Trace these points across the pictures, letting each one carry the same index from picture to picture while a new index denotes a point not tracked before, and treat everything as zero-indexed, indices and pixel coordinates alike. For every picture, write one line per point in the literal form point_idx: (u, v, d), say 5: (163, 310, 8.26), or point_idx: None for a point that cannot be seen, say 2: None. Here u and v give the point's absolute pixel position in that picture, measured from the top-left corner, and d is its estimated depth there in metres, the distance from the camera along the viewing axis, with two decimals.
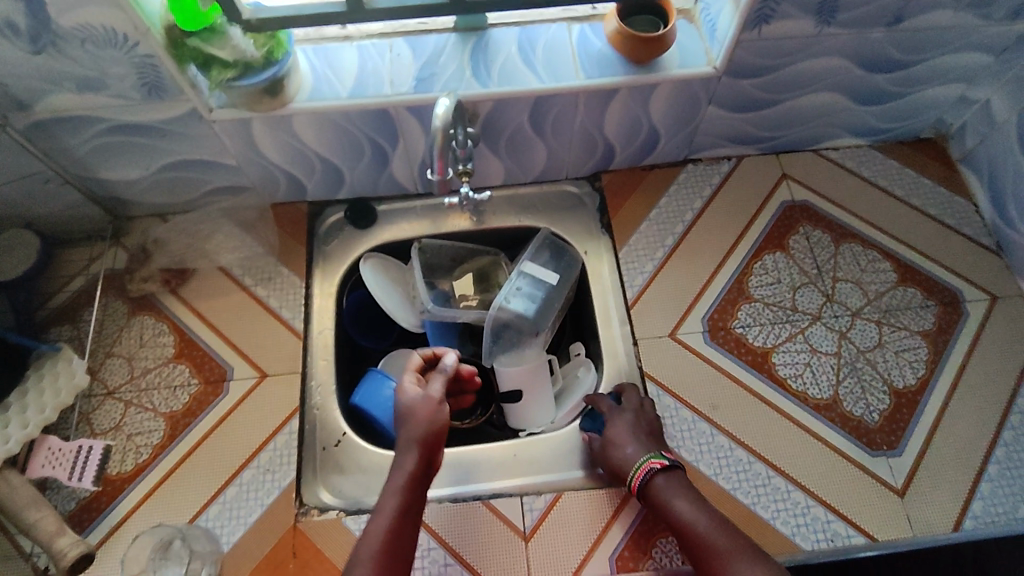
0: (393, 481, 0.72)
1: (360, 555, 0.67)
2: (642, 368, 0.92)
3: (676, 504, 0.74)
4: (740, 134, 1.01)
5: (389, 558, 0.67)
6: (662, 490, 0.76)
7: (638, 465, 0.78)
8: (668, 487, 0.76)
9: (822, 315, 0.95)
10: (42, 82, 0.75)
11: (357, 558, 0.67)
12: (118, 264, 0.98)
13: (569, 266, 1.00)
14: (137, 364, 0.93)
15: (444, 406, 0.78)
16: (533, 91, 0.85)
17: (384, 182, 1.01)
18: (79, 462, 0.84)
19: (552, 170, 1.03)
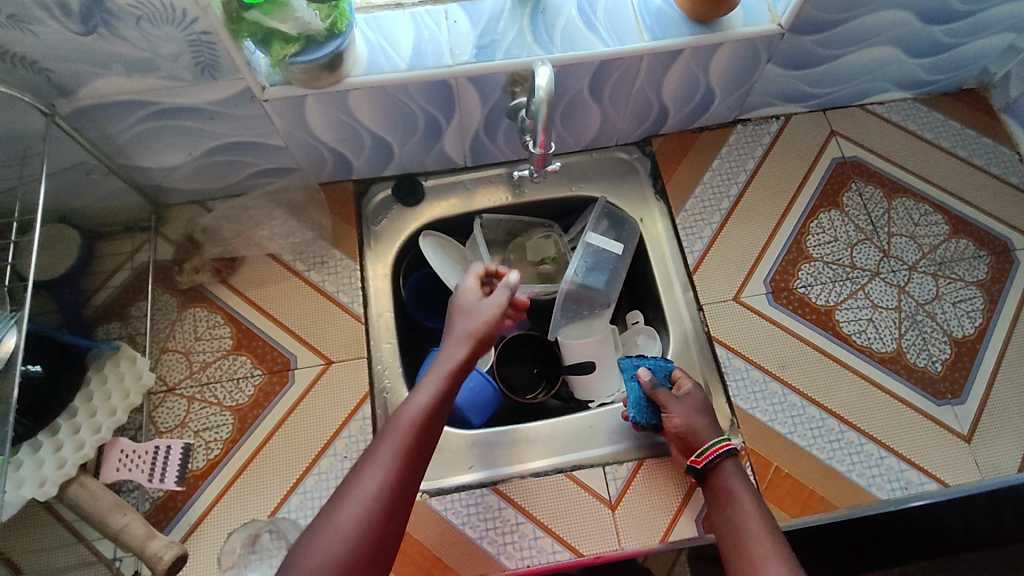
0: (440, 364, 0.71)
1: (395, 423, 0.66)
2: (709, 332, 0.92)
3: (736, 485, 0.75)
4: (791, 92, 1.00)
5: (422, 434, 0.65)
6: (727, 471, 0.77)
7: (714, 441, 0.78)
8: (734, 472, 0.76)
9: (881, 271, 0.95)
10: (90, 66, 0.70)
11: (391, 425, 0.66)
12: (164, 256, 0.94)
13: (629, 237, 0.99)
14: (195, 358, 0.90)
15: (502, 318, 0.76)
16: (597, 56, 0.83)
17: (433, 157, 0.98)
18: (158, 461, 0.83)
19: (603, 136, 1.02)
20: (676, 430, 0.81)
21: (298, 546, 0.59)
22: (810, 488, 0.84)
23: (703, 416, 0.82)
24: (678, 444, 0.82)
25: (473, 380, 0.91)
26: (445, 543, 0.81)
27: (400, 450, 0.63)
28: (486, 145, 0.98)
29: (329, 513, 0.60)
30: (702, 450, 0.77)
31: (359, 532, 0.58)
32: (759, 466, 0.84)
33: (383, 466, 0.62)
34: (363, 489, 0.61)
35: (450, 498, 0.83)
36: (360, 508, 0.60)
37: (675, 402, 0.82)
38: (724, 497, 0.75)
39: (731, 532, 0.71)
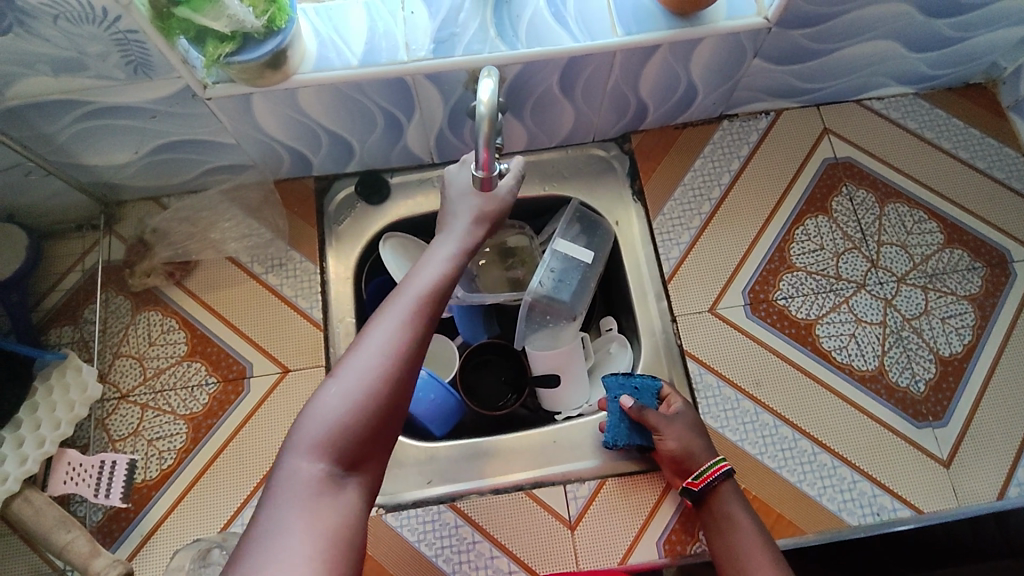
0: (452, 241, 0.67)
1: (410, 288, 0.61)
2: (681, 346, 0.88)
3: (734, 509, 0.75)
4: (780, 87, 0.94)
5: (437, 305, 0.61)
6: (727, 494, 0.76)
7: (715, 464, 0.76)
8: (731, 492, 0.76)
9: (867, 283, 0.90)
10: (13, 66, 0.65)
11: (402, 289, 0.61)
12: (116, 256, 0.91)
13: (601, 243, 0.95)
14: (148, 364, 0.87)
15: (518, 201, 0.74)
16: (566, 52, 0.77)
17: (397, 154, 0.94)
18: (105, 475, 0.80)
19: (578, 133, 0.96)
20: (669, 453, 0.79)
21: (307, 412, 0.54)
22: (778, 513, 0.80)
23: (697, 436, 0.79)
24: (670, 466, 0.80)
25: (434, 392, 0.87)
26: (399, 560, 0.79)
27: (416, 317, 0.58)
28: (452, 142, 0.93)
29: (340, 376, 0.54)
30: (700, 471, 0.76)
31: (375, 396, 0.54)
32: None
33: (400, 330, 0.57)
34: (377, 350, 0.55)
35: (406, 514, 0.81)
36: (377, 373, 0.54)
37: (665, 422, 0.79)
38: (721, 521, 0.74)
39: (729, 558, 0.72)
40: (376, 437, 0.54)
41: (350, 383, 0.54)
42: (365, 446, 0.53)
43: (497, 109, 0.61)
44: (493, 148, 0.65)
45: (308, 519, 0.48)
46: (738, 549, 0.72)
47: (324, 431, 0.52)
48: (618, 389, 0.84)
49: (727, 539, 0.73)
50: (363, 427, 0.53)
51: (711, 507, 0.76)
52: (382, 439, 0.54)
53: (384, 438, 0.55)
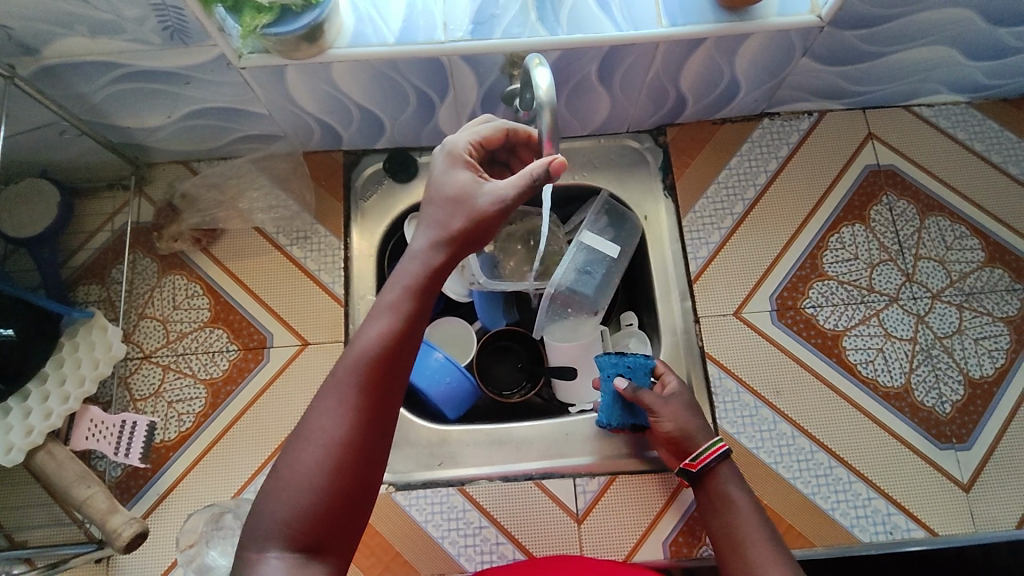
0: (403, 276, 0.59)
1: (354, 353, 0.55)
2: (702, 347, 0.87)
3: (733, 492, 0.72)
4: (827, 88, 0.90)
5: (384, 366, 0.55)
6: (726, 477, 0.73)
7: (712, 445, 0.73)
8: (729, 474, 0.73)
9: (900, 297, 0.88)
10: (51, 25, 0.65)
11: (346, 358, 0.55)
12: (145, 218, 0.92)
13: (629, 237, 0.92)
14: (172, 327, 0.88)
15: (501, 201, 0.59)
16: (607, 41, 0.75)
17: (427, 133, 0.92)
18: (125, 434, 0.82)
19: (613, 122, 0.94)
20: (665, 433, 0.76)
21: (258, 504, 0.52)
22: (788, 524, 0.79)
23: (693, 415, 0.77)
24: (667, 446, 0.77)
25: (450, 376, 0.87)
26: (405, 538, 0.80)
27: (362, 390, 0.54)
28: None
29: (291, 465, 0.52)
30: (697, 454, 0.73)
31: (324, 486, 0.51)
32: None
33: (344, 411, 0.53)
34: (325, 435, 0.52)
35: (414, 495, 0.82)
36: (326, 456, 0.52)
37: (662, 403, 0.77)
38: (721, 505, 0.71)
39: (729, 539, 0.69)
40: (333, 522, 0.51)
41: (299, 476, 0.51)
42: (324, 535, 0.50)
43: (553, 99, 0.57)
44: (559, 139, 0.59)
45: None
46: (737, 531, 0.69)
47: (279, 524, 0.50)
48: (610, 368, 0.80)
49: (726, 520, 0.70)
50: (314, 519, 0.50)
51: (709, 489, 0.73)
52: (339, 523, 0.51)
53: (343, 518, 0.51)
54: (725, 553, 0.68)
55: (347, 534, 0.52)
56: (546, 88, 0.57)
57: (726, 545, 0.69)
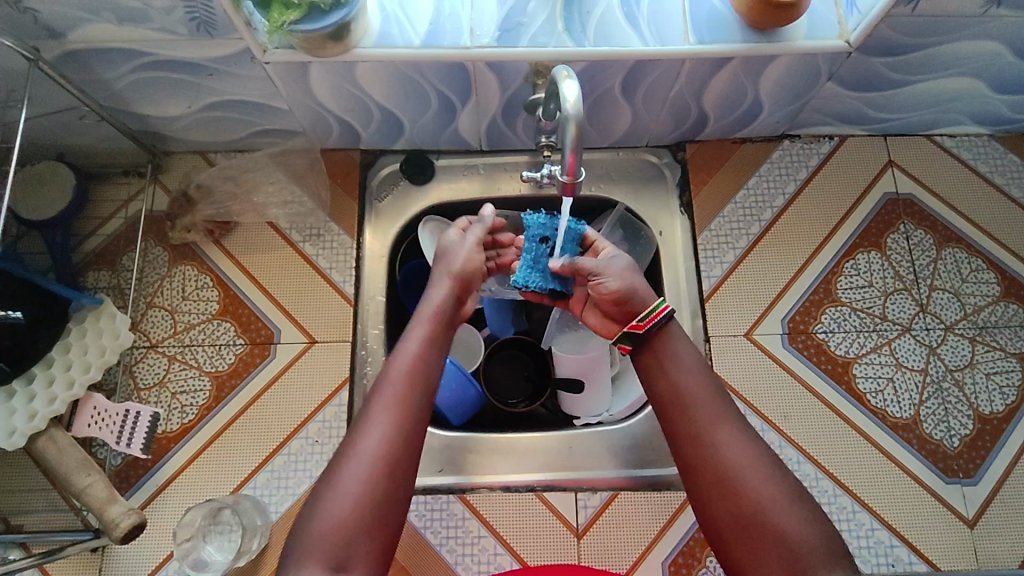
0: (425, 308, 0.70)
1: (391, 374, 0.63)
2: (711, 367, 0.86)
3: (680, 353, 0.67)
4: (850, 114, 0.90)
5: (416, 380, 0.63)
6: (672, 339, 0.68)
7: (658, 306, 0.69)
8: (676, 335, 0.69)
9: (913, 327, 0.87)
10: (78, 10, 0.65)
11: (383, 380, 0.63)
12: (158, 207, 0.91)
13: (642, 252, 0.93)
14: (179, 318, 0.87)
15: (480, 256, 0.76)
16: (633, 55, 0.74)
17: (446, 136, 0.92)
18: (127, 425, 0.80)
19: (633, 136, 0.93)
20: (609, 295, 0.72)
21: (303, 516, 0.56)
22: None
23: (637, 276, 0.73)
24: (614, 312, 0.73)
25: (456, 382, 0.86)
26: (403, 543, 0.80)
27: (397, 403, 0.61)
28: (504, 131, 0.91)
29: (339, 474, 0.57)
30: (645, 313, 0.69)
31: (365, 493, 0.56)
32: None
33: (384, 423, 0.59)
34: (369, 445, 0.58)
35: (415, 500, 0.81)
36: (367, 466, 0.57)
37: (604, 264, 0.74)
38: (666, 364, 0.67)
39: (674, 395, 0.65)
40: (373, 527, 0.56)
41: (343, 484, 0.56)
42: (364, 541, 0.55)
43: (582, 112, 0.55)
44: (582, 151, 0.57)
45: None
46: (681, 386, 0.65)
47: (322, 533, 0.54)
48: (537, 228, 0.80)
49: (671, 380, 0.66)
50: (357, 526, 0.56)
51: (658, 348, 0.68)
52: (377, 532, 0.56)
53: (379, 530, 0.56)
54: (673, 412, 0.64)
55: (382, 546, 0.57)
56: (574, 100, 0.55)
57: (668, 402, 0.65)
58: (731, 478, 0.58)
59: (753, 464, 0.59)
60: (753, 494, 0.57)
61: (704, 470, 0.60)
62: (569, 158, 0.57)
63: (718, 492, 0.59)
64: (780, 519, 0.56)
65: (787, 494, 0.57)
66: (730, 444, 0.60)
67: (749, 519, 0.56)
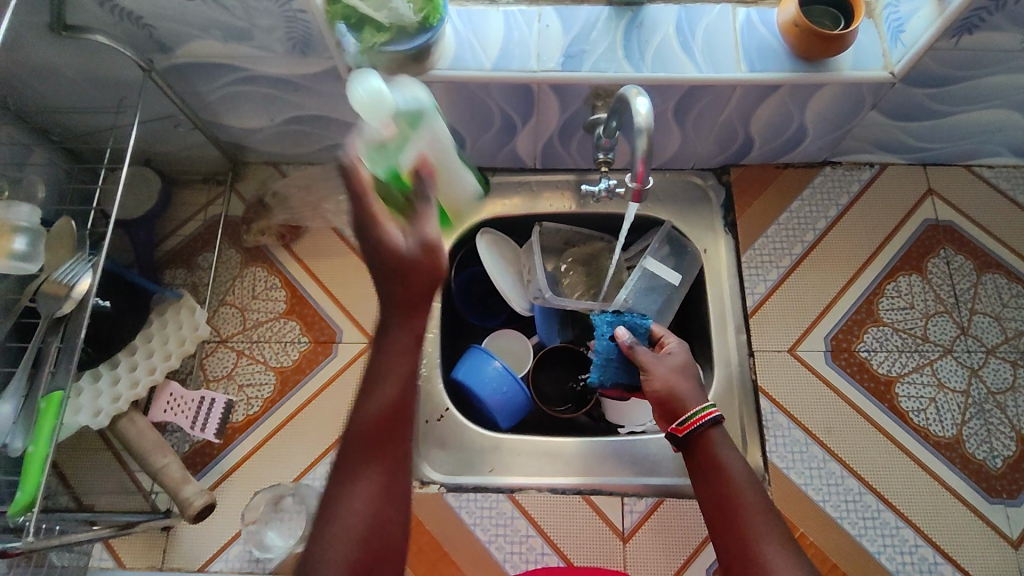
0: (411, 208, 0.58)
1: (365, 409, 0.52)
2: (755, 380, 0.89)
3: (728, 455, 0.67)
4: (891, 143, 0.94)
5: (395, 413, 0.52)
6: (719, 440, 0.69)
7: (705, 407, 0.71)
8: (723, 440, 0.69)
9: (954, 348, 0.89)
10: (189, 28, 0.72)
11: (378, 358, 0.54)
12: (234, 212, 0.98)
13: (688, 266, 0.96)
14: (249, 315, 0.93)
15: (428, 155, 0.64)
16: (688, 80, 0.80)
17: (503, 155, 0.98)
18: (201, 411, 0.87)
19: (681, 158, 0.98)
20: (653, 394, 0.75)
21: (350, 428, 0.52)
22: (832, 564, 0.80)
23: (684, 378, 0.76)
24: (658, 412, 0.75)
25: (507, 386, 0.90)
26: (453, 538, 0.82)
27: (405, 318, 0.55)
28: (558, 151, 0.96)
29: (351, 480, 0.50)
30: (684, 418, 0.70)
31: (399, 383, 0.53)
32: None
33: (389, 384, 0.53)
34: (370, 407, 0.52)
35: (466, 497, 0.84)
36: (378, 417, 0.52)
37: (655, 364, 0.78)
38: (717, 470, 0.66)
39: (720, 507, 0.64)
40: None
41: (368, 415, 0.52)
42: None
43: (653, 125, 0.60)
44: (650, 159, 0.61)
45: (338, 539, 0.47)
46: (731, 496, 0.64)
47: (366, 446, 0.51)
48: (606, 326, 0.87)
49: (719, 488, 0.65)
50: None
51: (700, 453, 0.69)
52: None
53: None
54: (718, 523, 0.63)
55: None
56: (644, 114, 0.60)
57: (716, 509, 0.64)
58: None
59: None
60: None
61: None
62: (638, 167, 0.62)
63: None
64: None
65: None
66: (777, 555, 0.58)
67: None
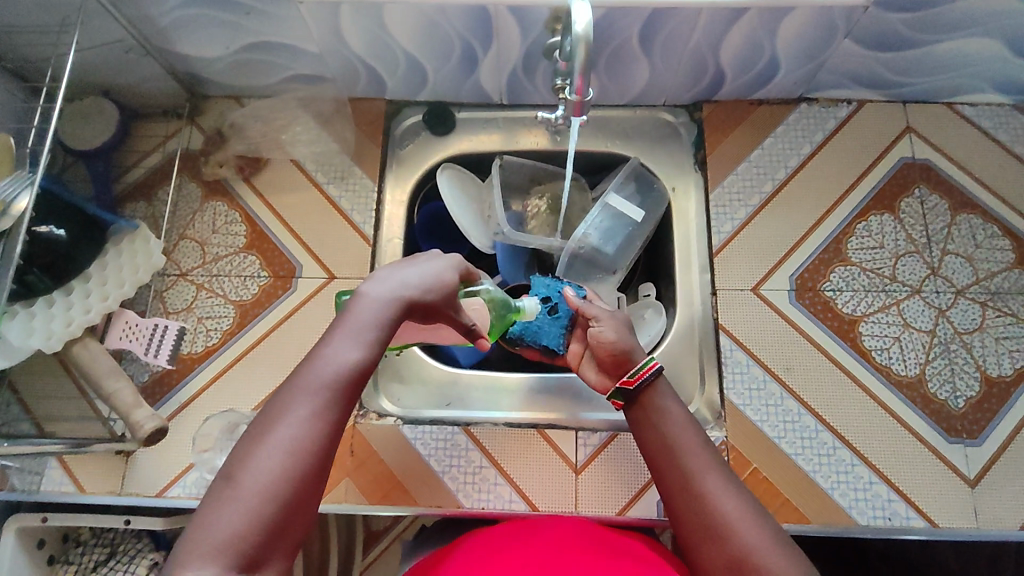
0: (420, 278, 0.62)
1: (325, 368, 0.54)
2: (716, 319, 0.88)
3: (668, 403, 0.70)
4: (868, 77, 0.91)
5: (351, 393, 0.54)
6: (660, 390, 0.72)
7: (647, 362, 0.72)
8: (663, 389, 0.72)
9: (923, 289, 0.87)
10: None
11: (319, 369, 0.54)
12: (194, 145, 0.97)
13: (655, 204, 0.94)
14: (209, 249, 0.92)
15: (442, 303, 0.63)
16: (650, 1, 0.76)
17: (468, 88, 0.96)
18: (155, 336, 0.86)
19: (650, 93, 0.95)
20: (606, 346, 0.76)
21: (275, 416, 0.52)
22: (784, 498, 0.79)
23: (630, 332, 0.78)
24: (608, 364, 0.76)
25: None
26: (407, 467, 0.83)
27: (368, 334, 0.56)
28: (523, 84, 0.94)
29: (291, 399, 0.53)
30: (636, 369, 0.72)
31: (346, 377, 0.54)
32: (736, 464, 0.81)
33: (359, 337, 0.56)
34: (326, 369, 0.54)
35: (421, 429, 0.85)
36: (343, 365, 0.54)
37: (602, 318, 0.78)
38: (654, 417, 0.70)
39: (663, 448, 0.67)
40: (301, 501, 0.50)
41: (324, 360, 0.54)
42: (269, 542, 0.48)
43: (591, 36, 0.60)
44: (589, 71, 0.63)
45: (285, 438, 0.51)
46: (671, 438, 0.67)
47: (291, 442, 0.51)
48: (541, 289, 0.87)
49: (660, 432, 0.68)
50: (297, 462, 0.50)
51: (642, 403, 0.71)
52: (310, 488, 0.51)
53: (283, 534, 0.49)
54: (661, 463, 0.66)
55: (298, 526, 0.50)
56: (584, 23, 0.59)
57: (660, 454, 0.67)
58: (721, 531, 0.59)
59: (742, 508, 0.60)
60: (738, 539, 0.58)
61: (697, 523, 0.60)
62: (577, 77, 0.62)
63: (707, 540, 0.59)
64: (770, 565, 0.56)
65: (770, 537, 0.58)
66: (722, 489, 0.62)
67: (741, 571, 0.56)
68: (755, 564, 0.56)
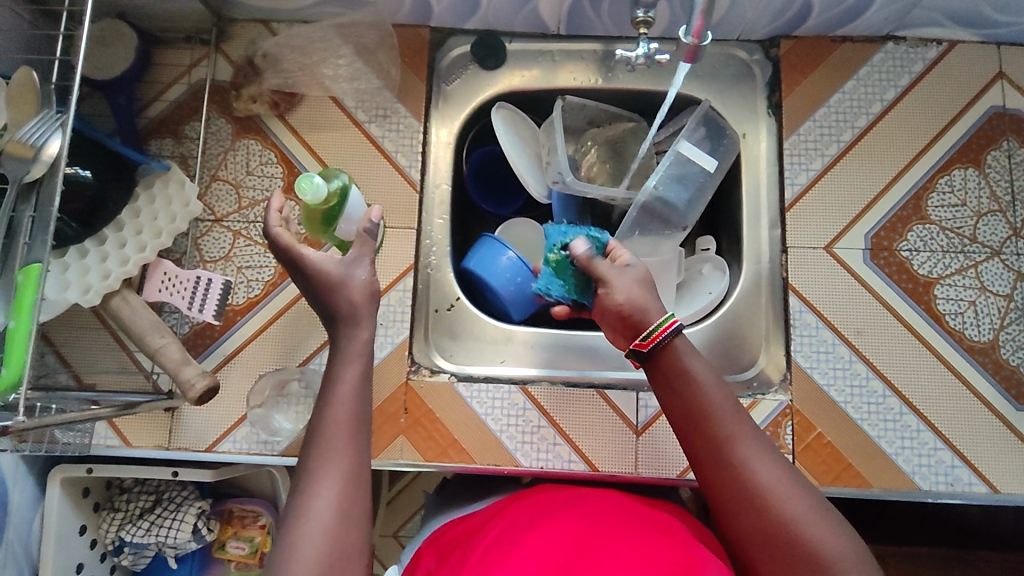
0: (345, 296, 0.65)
1: (334, 413, 0.60)
2: (785, 279, 0.84)
3: (693, 362, 0.64)
4: (968, 14, 0.83)
5: (362, 414, 0.61)
6: (684, 347, 0.65)
7: (664, 321, 0.65)
8: (685, 345, 0.65)
9: (1003, 250, 0.83)
10: None
11: (326, 416, 0.60)
12: (221, 75, 0.87)
13: (726, 153, 0.87)
14: (244, 194, 0.85)
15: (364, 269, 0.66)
16: None
17: (522, 17, 0.86)
18: (199, 290, 0.80)
19: (725, 25, 0.87)
20: (619, 308, 0.67)
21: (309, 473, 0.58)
22: (847, 463, 0.79)
23: (648, 290, 0.68)
24: (619, 325, 0.69)
25: (522, 277, 0.86)
26: (465, 426, 0.81)
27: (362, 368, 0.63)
28: (587, 13, 0.85)
29: (318, 450, 0.58)
30: (648, 332, 0.65)
31: (354, 411, 0.61)
32: (800, 428, 0.79)
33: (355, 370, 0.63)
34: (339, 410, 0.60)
35: (477, 387, 0.82)
36: (350, 405, 0.61)
37: (612, 276, 0.69)
38: (678, 383, 0.63)
39: (691, 417, 0.62)
40: (348, 530, 0.56)
41: (335, 405, 0.60)
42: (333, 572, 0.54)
43: None
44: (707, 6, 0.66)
45: (323, 485, 0.57)
46: (699, 406, 0.62)
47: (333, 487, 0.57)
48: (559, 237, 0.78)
49: (685, 399, 0.63)
50: (340, 503, 0.56)
51: (664, 366, 0.64)
52: (357, 517, 0.57)
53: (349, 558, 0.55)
54: (691, 430, 0.62)
55: (356, 539, 0.56)
56: None
57: (688, 424, 0.62)
58: (760, 508, 0.57)
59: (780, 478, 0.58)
60: (778, 517, 0.56)
61: (732, 497, 0.59)
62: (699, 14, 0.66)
63: (745, 513, 0.58)
64: (812, 539, 0.55)
65: (811, 508, 0.56)
66: (757, 463, 0.59)
67: (776, 545, 0.56)
68: (789, 540, 0.55)
